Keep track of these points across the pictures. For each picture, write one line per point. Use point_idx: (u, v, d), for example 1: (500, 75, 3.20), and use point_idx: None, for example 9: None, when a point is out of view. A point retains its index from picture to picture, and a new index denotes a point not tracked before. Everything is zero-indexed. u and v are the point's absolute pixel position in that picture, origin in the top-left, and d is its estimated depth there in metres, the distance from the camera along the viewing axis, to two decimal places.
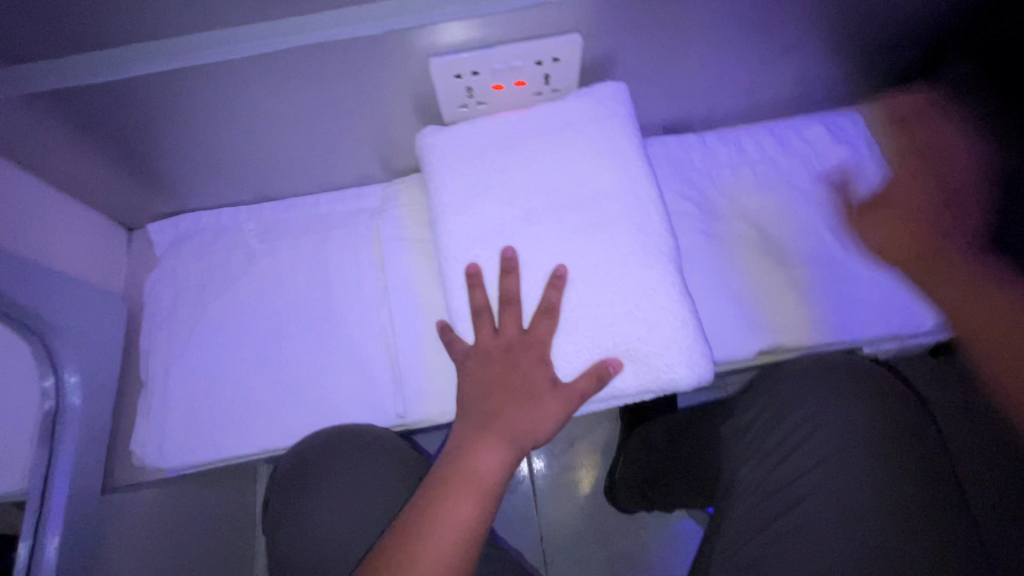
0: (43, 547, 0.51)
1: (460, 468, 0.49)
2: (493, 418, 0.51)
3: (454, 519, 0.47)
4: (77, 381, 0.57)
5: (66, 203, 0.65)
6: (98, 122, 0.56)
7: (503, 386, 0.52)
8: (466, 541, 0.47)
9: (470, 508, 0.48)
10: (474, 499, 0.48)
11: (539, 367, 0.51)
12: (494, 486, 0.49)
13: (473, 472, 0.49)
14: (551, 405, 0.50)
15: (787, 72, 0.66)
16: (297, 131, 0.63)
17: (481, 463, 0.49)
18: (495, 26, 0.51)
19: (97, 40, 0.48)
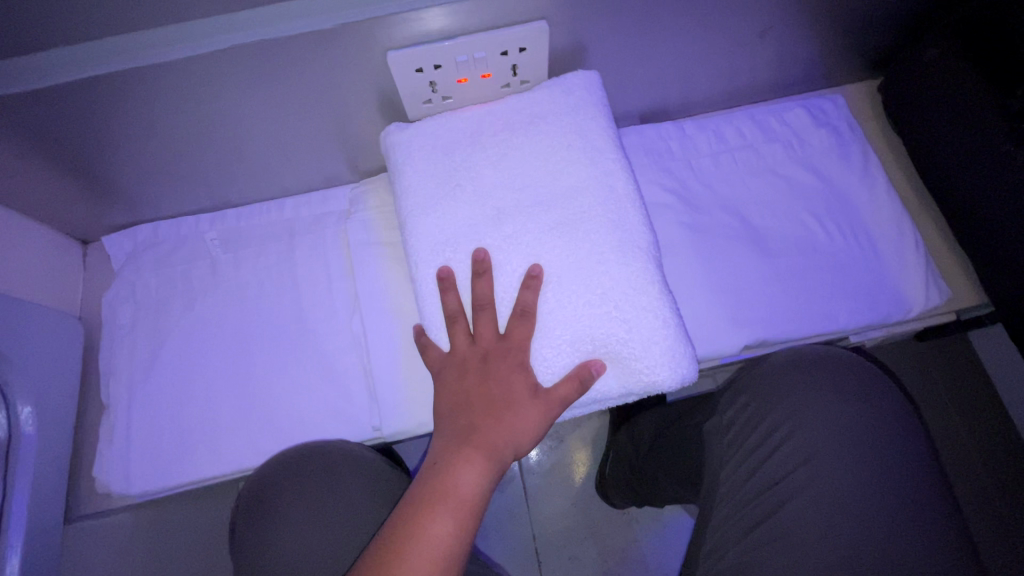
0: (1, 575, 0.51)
1: (438, 487, 0.48)
2: (472, 432, 0.49)
3: (433, 542, 0.45)
4: (31, 413, 0.54)
5: (11, 219, 0.62)
6: (34, 133, 0.52)
7: (480, 397, 0.50)
8: (446, 564, 0.45)
9: (449, 529, 0.46)
10: (453, 518, 0.47)
11: (516, 376, 0.49)
12: (473, 505, 0.47)
13: (452, 492, 0.47)
14: (530, 416, 0.49)
15: (764, 55, 0.64)
16: (253, 133, 0.59)
17: (460, 482, 0.48)
18: (454, 16, 0.48)
19: (21, 43, 0.45)
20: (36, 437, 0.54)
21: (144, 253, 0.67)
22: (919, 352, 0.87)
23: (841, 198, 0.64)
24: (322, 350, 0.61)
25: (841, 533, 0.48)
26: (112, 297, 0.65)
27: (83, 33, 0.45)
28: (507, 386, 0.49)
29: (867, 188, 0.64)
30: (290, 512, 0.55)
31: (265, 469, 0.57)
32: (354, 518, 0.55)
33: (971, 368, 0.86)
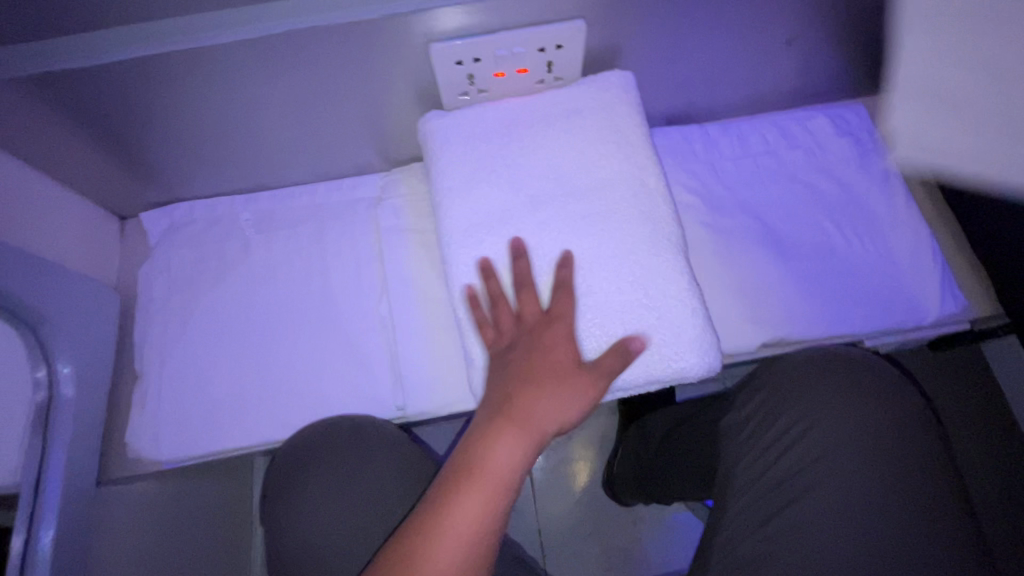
0: (38, 539, 0.52)
1: (473, 465, 0.47)
2: (511, 408, 0.49)
3: (466, 519, 0.45)
4: (71, 371, 0.57)
5: (57, 191, 0.64)
6: (86, 107, 0.55)
7: (524, 374, 0.50)
8: (478, 543, 0.45)
9: (482, 508, 0.45)
10: (486, 498, 0.46)
11: (560, 351, 0.50)
12: (510, 483, 0.47)
13: (488, 470, 0.47)
14: (573, 393, 0.49)
15: (790, 62, 0.65)
16: (291, 117, 0.61)
17: (497, 461, 0.47)
18: (494, 13, 0.50)
19: (85, 21, 0.47)
20: (73, 399, 0.57)
21: (180, 230, 0.70)
22: (932, 363, 0.88)
23: (862, 205, 0.66)
24: (350, 331, 0.63)
25: (861, 528, 0.49)
26: (147, 271, 0.68)
27: (141, 13, 0.47)
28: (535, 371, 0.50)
29: (887, 196, 0.66)
30: (318, 482, 0.57)
31: (294, 440, 0.58)
32: (381, 492, 0.57)
33: (984, 381, 0.87)
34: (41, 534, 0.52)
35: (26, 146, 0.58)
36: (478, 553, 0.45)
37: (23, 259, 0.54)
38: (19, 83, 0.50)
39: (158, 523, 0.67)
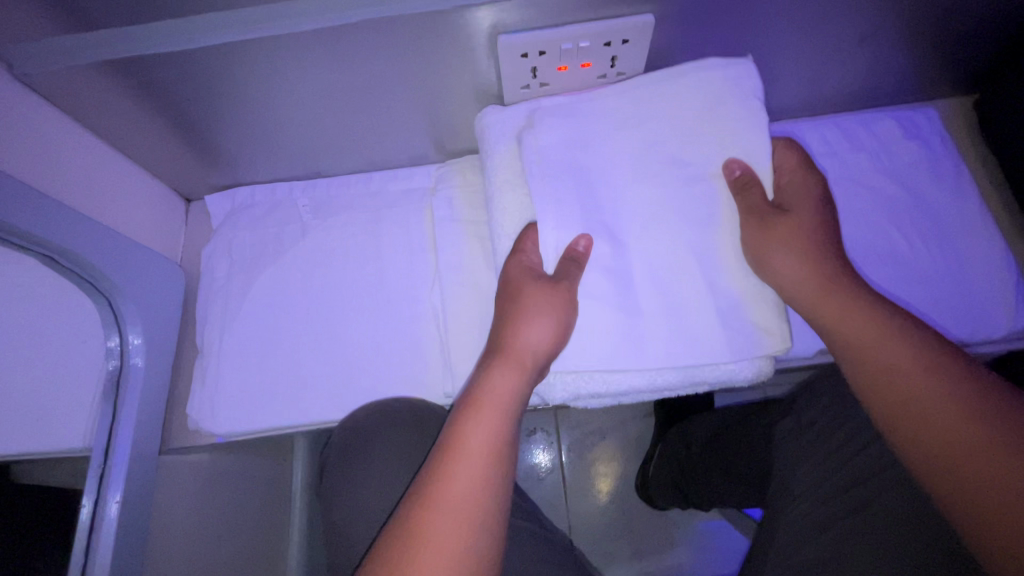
0: (106, 505, 0.55)
1: (483, 392, 0.47)
2: (505, 347, 0.50)
3: (479, 438, 0.44)
4: (140, 343, 0.61)
5: (129, 172, 0.67)
6: (164, 92, 0.56)
7: (503, 325, 0.52)
8: (490, 464, 0.43)
9: (492, 427, 0.45)
10: (496, 417, 0.46)
11: (530, 294, 0.52)
12: (511, 405, 0.47)
13: (489, 394, 0.47)
14: (543, 322, 0.50)
15: (861, 63, 0.63)
16: (352, 108, 0.62)
17: (497, 387, 0.47)
18: (565, 8, 0.50)
19: (167, 12, 0.48)
20: (142, 370, 0.61)
21: (242, 213, 0.72)
22: None
23: (929, 211, 0.63)
24: (400, 317, 0.65)
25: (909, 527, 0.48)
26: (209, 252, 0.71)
27: (219, 6, 0.48)
28: (575, 363, 0.53)
29: (958, 204, 0.63)
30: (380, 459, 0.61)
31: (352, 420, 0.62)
32: None
33: None
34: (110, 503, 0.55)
35: (102, 124, 0.61)
36: (492, 476, 0.43)
37: (99, 238, 0.56)
38: (105, 66, 0.52)
39: (211, 493, 0.70)
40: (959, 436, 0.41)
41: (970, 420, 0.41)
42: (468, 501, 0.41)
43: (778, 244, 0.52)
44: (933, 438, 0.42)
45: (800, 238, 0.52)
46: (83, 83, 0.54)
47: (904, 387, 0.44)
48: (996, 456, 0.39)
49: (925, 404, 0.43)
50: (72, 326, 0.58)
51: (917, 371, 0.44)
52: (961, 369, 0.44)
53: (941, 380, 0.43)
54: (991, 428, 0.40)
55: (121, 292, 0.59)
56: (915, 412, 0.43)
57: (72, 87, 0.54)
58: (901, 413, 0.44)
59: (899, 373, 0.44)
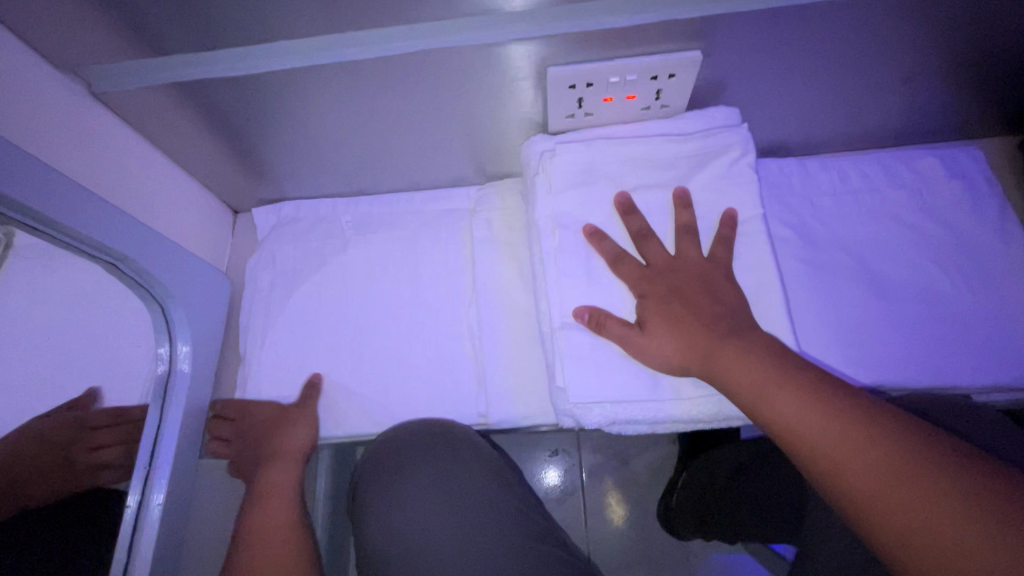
0: (148, 505, 0.59)
1: (262, 489, 0.63)
2: (271, 454, 0.64)
3: (270, 516, 0.61)
4: (187, 351, 0.65)
5: (183, 185, 0.71)
6: (224, 112, 0.59)
7: (271, 435, 0.65)
8: (275, 536, 0.59)
9: (280, 513, 0.62)
10: (283, 505, 0.62)
11: (295, 420, 0.65)
12: (289, 493, 0.63)
13: (270, 489, 0.63)
14: (306, 426, 0.64)
15: (904, 101, 0.64)
16: (399, 131, 0.65)
17: (279, 482, 0.64)
18: (613, 43, 0.51)
19: (233, 41, 0.50)
20: (189, 375, 0.65)
21: (287, 227, 0.75)
22: None
23: (972, 250, 0.63)
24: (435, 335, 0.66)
25: None
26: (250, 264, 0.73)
27: (283, 35, 0.50)
28: (594, 390, 0.53)
29: (1003, 245, 0.63)
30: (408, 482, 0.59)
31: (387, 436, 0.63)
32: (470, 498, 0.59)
33: None
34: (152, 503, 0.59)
35: (163, 139, 0.64)
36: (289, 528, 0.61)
37: (154, 248, 0.59)
38: (175, 87, 0.55)
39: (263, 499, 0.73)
40: (924, 503, 0.37)
41: (923, 482, 0.38)
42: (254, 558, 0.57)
43: (660, 316, 0.52)
44: (890, 507, 0.38)
45: (680, 307, 0.52)
46: (153, 102, 0.57)
47: (850, 460, 0.41)
48: (962, 521, 0.36)
49: (870, 476, 0.40)
50: (124, 331, 0.61)
51: (863, 439, 0.41)
52: (899, 428, 0.41)
53: (852, 431, 0.42)
54: (951, 486, 0.37)
55: (173, 300, 0.62)
56: (869, 484, 0.40)
57: (141, 105, 0.58)
58: (855, 487, 0.40)
59: (842, 444, 0.41)
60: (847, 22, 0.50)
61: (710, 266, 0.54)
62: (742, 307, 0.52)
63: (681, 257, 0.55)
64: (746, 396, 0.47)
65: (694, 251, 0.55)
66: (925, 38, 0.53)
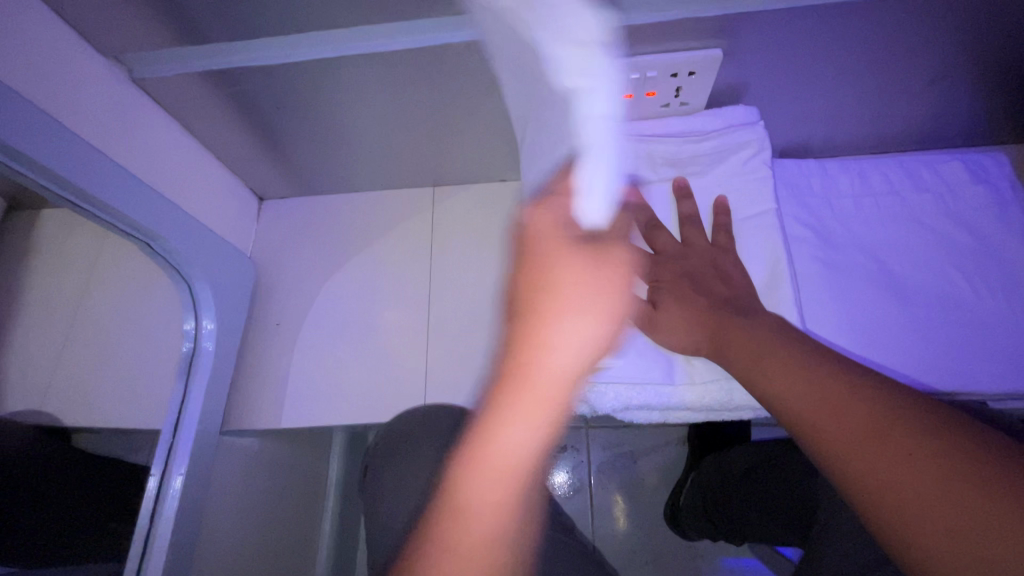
0: (168, 479, 0.61)
1: (524, 374, 0.40)
2: (536, 342, 0.41)
3: (508, 431, 0.39)
4: (212, 328, 0.67)
5: (215, 170, 0.74)
6: (256, 101, 0.62)
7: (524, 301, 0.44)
8: (520, 457, 0.39)
9: (524, 430, 0.39)
10: (536, 411, 0.40)
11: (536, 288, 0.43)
12: (557, 396, 0.40)
13: (531, 385, 0.40)
14: (609, 300, 0.44)
15: (927, 104, 0.63)
16: (421, 122, 0.66)
17: (542, 365, 0.41)
18: (635, 40, 0.52)
19: (268, 31, 0.52)
20: (212, 353, 0.67)
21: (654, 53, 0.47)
22: None
23: (997, 256, 0.62)
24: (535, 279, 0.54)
25: None
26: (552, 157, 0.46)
27: (312, 25, 0.52)
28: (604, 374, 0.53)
29: None
30: (416, 462, 0.62)
31: (404, 424, 0.66)
32: None
33: None
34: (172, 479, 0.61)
35: (196, 123, 0.66)
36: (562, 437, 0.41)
37: (178, 224, 0.61)
38: (208, 75, 0.57)
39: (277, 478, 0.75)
40: (898, 473, 0.36)
41: (901, 450, 0.37)
42: (496, 518, 0.38)
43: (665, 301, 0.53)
44: (887, 484, 0.36)
45: (689, 296, 0.53)
46: (188, 90, 0.60)
47: (827, 426, 0.41)
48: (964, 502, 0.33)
49: (874, 452, 0.38)
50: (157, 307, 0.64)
51: (847, 407, 0.40)
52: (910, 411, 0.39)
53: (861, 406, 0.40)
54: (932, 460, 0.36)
55: (198, 276, 0.65)
56: (842, 449, 0.39)
57: (175, 91, 0.60)
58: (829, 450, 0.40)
59: (822, 410, 0.41)
60: (872, 19, 0.50)
61: (723, 259, 0.55)
62: (752, 299, 0.52)
63: (691, 249, 0.56)
64: (739, 368, 0.48)
65: (700, 241, 0.56)
66: (952, 39, 0.53)
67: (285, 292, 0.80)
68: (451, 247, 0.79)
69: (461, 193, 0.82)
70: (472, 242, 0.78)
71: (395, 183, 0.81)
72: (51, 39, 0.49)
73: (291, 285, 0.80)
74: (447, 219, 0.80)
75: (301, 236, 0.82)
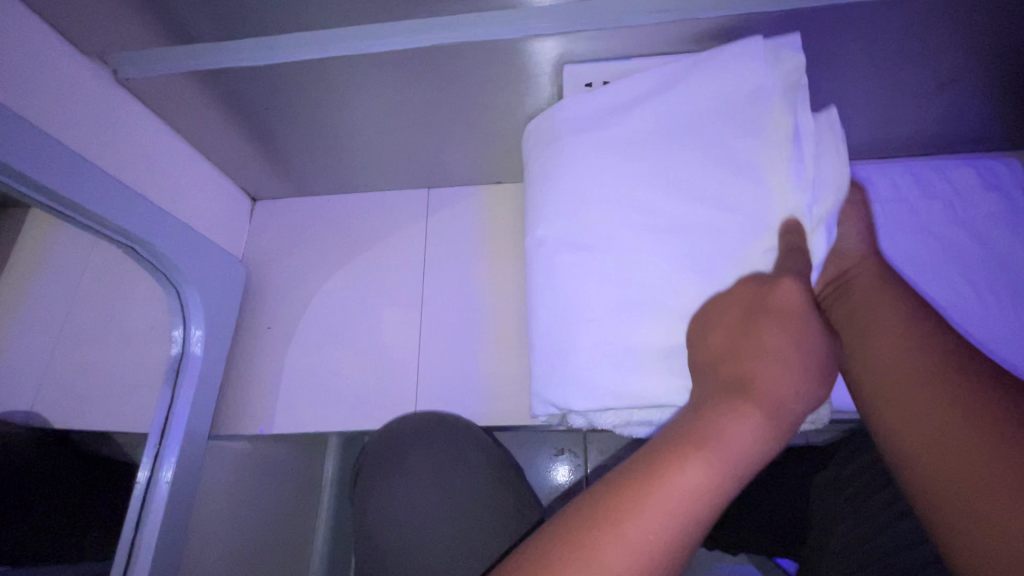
0: (158, 475, 0.62)
1: (695, 427, 0.33)
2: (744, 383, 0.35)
3: (683, 482, 0.31)
4: (200, 334, 0.67)
5: (206, 170, 0.73)
6: (244, 102, 0.60)
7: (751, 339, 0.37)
8: (685, 511, 0.30)
9: (697, 478, 0.31)
10: (709, 464, 0.32)
11: (749, 331, 0.38)
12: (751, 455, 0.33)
13: (709, 436, 0.33)
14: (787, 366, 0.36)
15: (937, 109, 0.61)
16: (414, 125, 0.65)
17: (782, 406, 0.35)
18: (631, 40, 0.51)
19: (252, 32, 0.51)
20: (200, 358, 0.67)
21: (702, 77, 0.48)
22: None
23: (1009, 267, 0.59)
24: (600, 284, 0.47)
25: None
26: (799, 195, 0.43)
27: (299, 26, 0.50)
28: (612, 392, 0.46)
29: None
30: (405, 470, 0.61)
31: (392, 429, 0.65)
32: (465, 488, 0.60)
33: None
34: (160, 476, 0.61)
35: (185, 124, 0.65)
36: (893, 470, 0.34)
37: (163, 227, 0.60)
38: (194, 76, 0.56)
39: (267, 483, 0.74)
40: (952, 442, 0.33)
41: (938, 401, 0.35)
42: (664, 557, 0.29)
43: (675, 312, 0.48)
44: (938, 451, 0.34)
45: None
46: (174, 91, 0.59)
47: (895, 388, 0.37)
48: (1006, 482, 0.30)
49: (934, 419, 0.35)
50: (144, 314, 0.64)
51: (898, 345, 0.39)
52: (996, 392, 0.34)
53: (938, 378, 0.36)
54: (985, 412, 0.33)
55: (185, 281, 0.64)
56: (887, 386, 0.38)
57: (162, 93, 0.59)
58: (884, 417, 0.38)
59: (877, 339, 0.40)
60: (878, 22, 0.48)
61: None
62: None
63: None
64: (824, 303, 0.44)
65: None
66: (962, 43, 0.50)
67: (277, 296, 0.79)
68: (445, 252, 0.77)
69: (455, 196, 0.80)
70: (466, 247, 0.77)
71: (391, 184, 0.80)
72: (32, 41, 0.49)
73: (283, 288, 0.79)
74: (442, 223, 0.79)
75: (293, 238, 0.81)
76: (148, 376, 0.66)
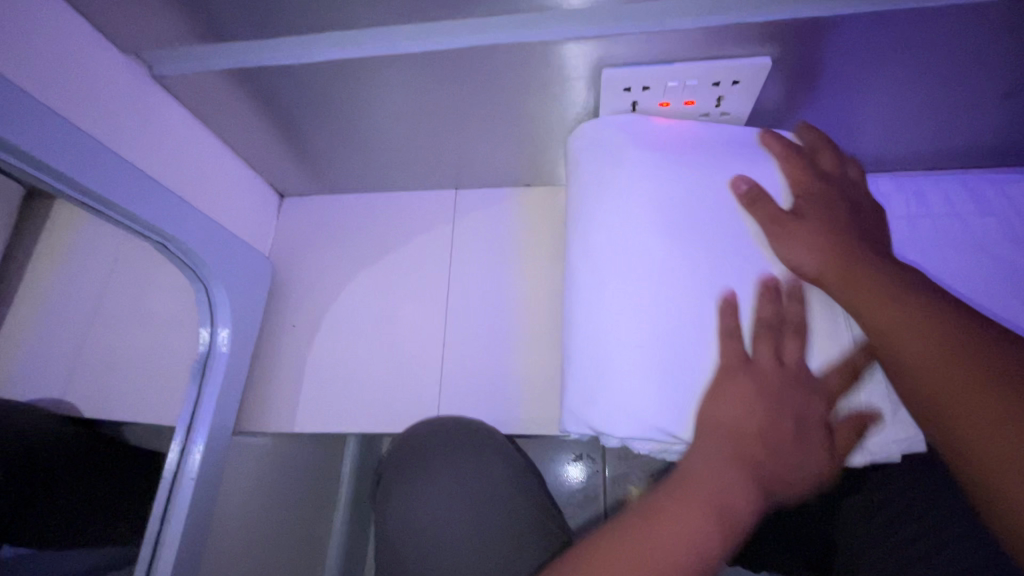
0: (188, 455, 0.61)
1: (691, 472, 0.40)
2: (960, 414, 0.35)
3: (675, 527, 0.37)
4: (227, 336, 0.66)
5: (236, 166, 0.73)
6: (276, 99, 0.60)
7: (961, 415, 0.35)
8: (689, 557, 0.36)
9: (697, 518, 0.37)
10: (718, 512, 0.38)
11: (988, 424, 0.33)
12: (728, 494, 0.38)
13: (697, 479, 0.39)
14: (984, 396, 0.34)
15: (997, 121, 0.57)
16: (447, 127, 0.64)
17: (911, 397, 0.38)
18: (674, 44, 0.49)
19: (288, 31, 0.50)
20: (227, 355, 0.66)
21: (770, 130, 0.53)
22: None
23: None
24: (639, 291, 0.48)
25: None
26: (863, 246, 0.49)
27: (333, 25, 0.50)
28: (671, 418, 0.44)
29: None
30: (430, 480, 0.60)
31: (415, 432, 0.64)
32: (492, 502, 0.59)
33: None
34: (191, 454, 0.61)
35: (218, 121, 0.65)
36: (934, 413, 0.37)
37: (192, 221, 0.60)
38: (227, 73, 0.56)
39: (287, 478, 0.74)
40: None
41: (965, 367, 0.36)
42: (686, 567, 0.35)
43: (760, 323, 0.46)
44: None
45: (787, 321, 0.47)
46: (207, 88, 0.59)
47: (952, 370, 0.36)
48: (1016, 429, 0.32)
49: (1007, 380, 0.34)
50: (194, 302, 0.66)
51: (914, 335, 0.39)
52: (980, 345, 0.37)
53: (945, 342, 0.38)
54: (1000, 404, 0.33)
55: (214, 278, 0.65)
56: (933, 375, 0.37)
57: (197, 93, 0.60)
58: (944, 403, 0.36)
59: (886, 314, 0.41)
60: (940, 29, 0.45)
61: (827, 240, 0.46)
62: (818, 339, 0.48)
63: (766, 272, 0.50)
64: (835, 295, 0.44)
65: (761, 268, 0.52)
66: None
67: (302, 294, 0.79)
68: (471, 253, 0.76)
69: (483, 198, 0.79)
70: (492, 250, 0.76)
71: (420, 185, 0.79)
72: (71, 38, 0.49)
73: (308, 286, 0.79)
74: (468, 225, 0.78)
75: (320, 236, 0.81)
76: (177, 372, 0.66)
